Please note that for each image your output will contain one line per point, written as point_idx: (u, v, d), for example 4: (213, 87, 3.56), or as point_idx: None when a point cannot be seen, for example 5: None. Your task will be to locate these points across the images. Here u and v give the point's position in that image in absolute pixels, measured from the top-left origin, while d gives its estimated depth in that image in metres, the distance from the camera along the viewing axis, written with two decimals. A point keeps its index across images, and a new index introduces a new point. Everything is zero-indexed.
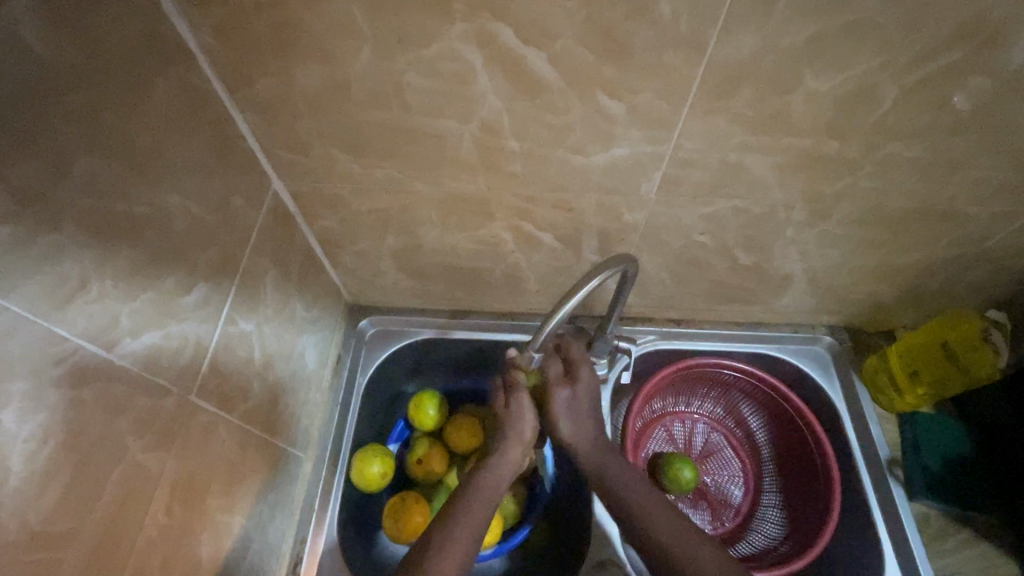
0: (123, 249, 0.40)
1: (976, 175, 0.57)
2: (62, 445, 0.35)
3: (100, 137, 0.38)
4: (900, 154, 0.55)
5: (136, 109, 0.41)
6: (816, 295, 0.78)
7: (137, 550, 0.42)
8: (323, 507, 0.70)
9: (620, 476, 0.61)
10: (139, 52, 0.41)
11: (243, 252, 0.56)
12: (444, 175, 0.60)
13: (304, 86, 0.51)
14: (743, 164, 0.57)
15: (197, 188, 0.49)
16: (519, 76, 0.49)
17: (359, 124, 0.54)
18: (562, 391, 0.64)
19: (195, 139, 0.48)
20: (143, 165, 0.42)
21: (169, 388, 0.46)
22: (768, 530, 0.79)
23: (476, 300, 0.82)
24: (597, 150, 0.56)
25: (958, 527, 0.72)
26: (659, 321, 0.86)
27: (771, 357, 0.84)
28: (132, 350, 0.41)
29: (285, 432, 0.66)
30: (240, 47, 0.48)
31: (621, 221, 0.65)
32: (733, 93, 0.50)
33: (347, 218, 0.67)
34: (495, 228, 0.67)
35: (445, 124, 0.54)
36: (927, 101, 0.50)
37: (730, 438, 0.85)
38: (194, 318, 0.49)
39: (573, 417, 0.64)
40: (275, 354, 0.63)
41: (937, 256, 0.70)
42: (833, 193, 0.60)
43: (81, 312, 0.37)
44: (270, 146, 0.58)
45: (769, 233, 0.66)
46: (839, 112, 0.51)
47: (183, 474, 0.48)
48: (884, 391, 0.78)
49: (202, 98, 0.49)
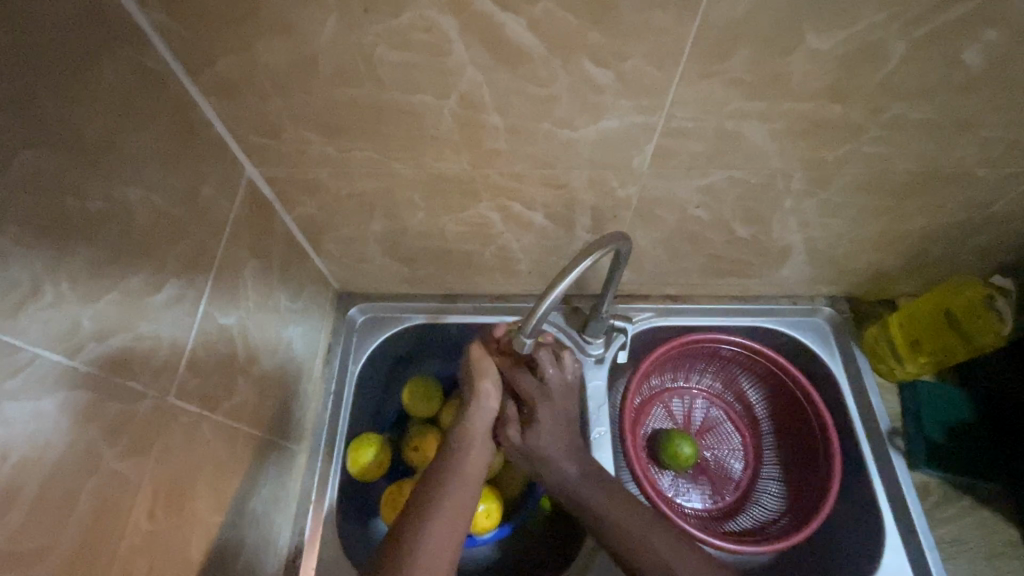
0: (79, 249, 0.38)
1: (983, 135, 0.55)
2: (23, 460, 0.33)
3: (41, 130, 0.35)
4: (905, 116, 0.52)
5: (84, 96, 0.38)
6: (816, 266, 0.76)
7: (121, 558, 0.41)
8: (319, 498, 0.69)
9: (600, 501, 0.62)
10: (80, 33, 0.38)
11: (216, 245, 0.53)
12: (426, 155, 0.57)
13: (268, 64, 0.47)
14: (740, 132, 0.54)
15: (160, 179, 0.46)
16: (497, 45, 0.45)
17: (331, 104, 0.51)
18: (512, 431, 0.66)
19: (153, 126, 0.45)
20: (96, 159, 0.39)
21: (145, 391, 0.44)
22: (769, 503, 0.78)
23: (468, 283, 0.80)
24: (585, 123, 0.53)
25: (959, 495, 0.72)
26: (655, 297, 0.83)
27: (770, 330, 0.83)
28: (100, 354, 0.39)
29: (275, 426, 0.65)
30: (195, 24, 0.44)
31: (613, 197, 0.62)
32: (728, 55, 0.46)
33: (327, 205, 0.64)
34: (482, 209, 0.64)
35: (422, 100, 0.51)
36: (936, 58, 0.47)
37: (729, 412, 0.84)
38: (166, 317, 0.46)
39: (537, 434, 0.66)
40: (260, 348, 0.61)
41: (940, 222, 0.67)
42: (834, 159, 0.57)
43: (36, 319, 0.35)
44: (238, 130, 0.54)
45: (767, 203, 0.64)
46: (841, 72, 0.48)
47: (166, 479, 0.46)
48: (885, 359, 0.77)
49: (158, 83, 0.46)
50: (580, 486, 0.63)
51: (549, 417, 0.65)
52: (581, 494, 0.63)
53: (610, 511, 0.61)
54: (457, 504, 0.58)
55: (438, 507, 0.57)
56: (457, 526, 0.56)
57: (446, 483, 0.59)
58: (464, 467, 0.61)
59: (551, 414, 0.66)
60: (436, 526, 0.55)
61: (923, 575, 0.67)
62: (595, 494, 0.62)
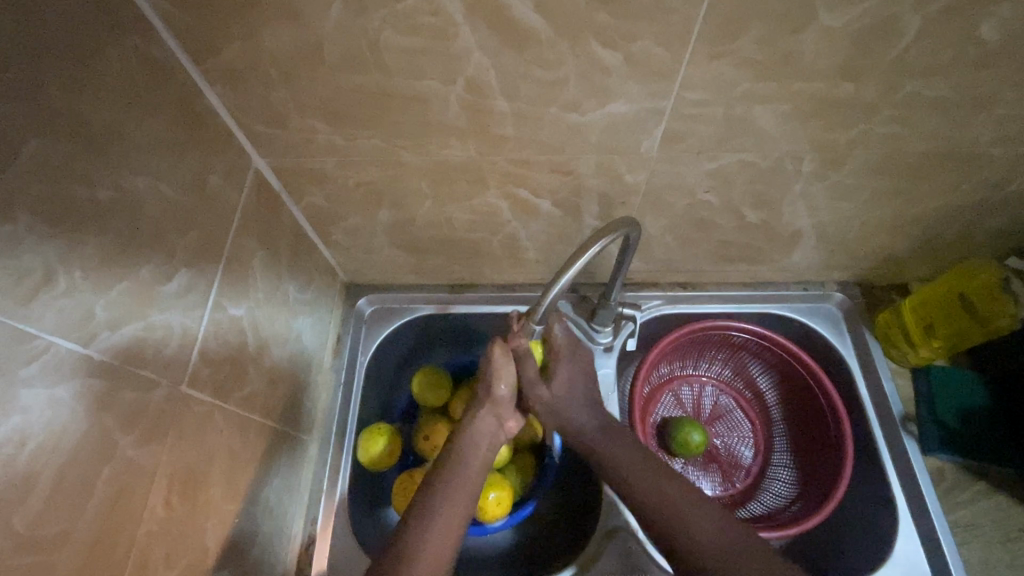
0: (90, 238, 0.38)
1: (1000, 113, 0.54)
2: (40, 447, 0.34)
3: (50, 119, 0.35)
4: (919, 94, 0.51)
5: (89, 84, 0.38)
6: (828, 250, 0.75)
7: (138, 544, 0.42)
8: (331, 487, 0.69)
9: (623, 467, 0.62)
10: (86, 22, 0.38)
11: (225, 235, 0.54)
12: (432, 143, 0.56)
13: (273, 52, 0.47)
14: (750, 114, 0.53)
15: (168, 168, 0.46)
16: (504, 28, 0.45)
17: (336, 91, 0.51)
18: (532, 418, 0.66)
19: (160, 115, 0.45)
20: (105, 149, 0.39)
21: (158, 380, 0.44)
22: (780, 490, 0.78)
23: (475, 273, 0.79)
24: (593, 107, 0.52)
25: (973, 479, 0.71)
26: (664, 285, 0.83)
27: (780, 316, 0.82)
28: (113, 343, 0.40)
29: (287, 416, 0.65)
30: (199, 11, 0.44)
31: (621, 183, 0.62)
32: (738, 35, 0.46)
33: (334, 194, 0.64)
34: (489, 197, 0.64)
35: (427, 86, 0.50)
36: (953, 33, 0.46)
37: (739, 400, 0.84)
38: (177, 307, 0.46)
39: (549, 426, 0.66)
40: (270, 338, 0.62)
41: (955, 203, 0.66)
42: (847, 141, 0.56)
43: (50, 307, 0.35)
44: (244, 120, 0.54)
45: (778, 187, 0.63)
46: (854, 51, 0.47)
47: (180, 467, 0.46)
48: (897, 345, 0.76)
49: (164, 71, 0.46)
50: (606, 449, 0.64)
51: (568, 372, 0.67)
52: (606, 457, 0.63)
53: (634, 473, 0.61)
54: (470, 473, 0.60)
55: (446, 496, 0.58)
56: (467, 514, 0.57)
57: (454, 472, 0.60)
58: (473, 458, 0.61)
59: (569, 370, 0.67)
60: (447, 494, 0.58)
61: (936, 558, 0.66)
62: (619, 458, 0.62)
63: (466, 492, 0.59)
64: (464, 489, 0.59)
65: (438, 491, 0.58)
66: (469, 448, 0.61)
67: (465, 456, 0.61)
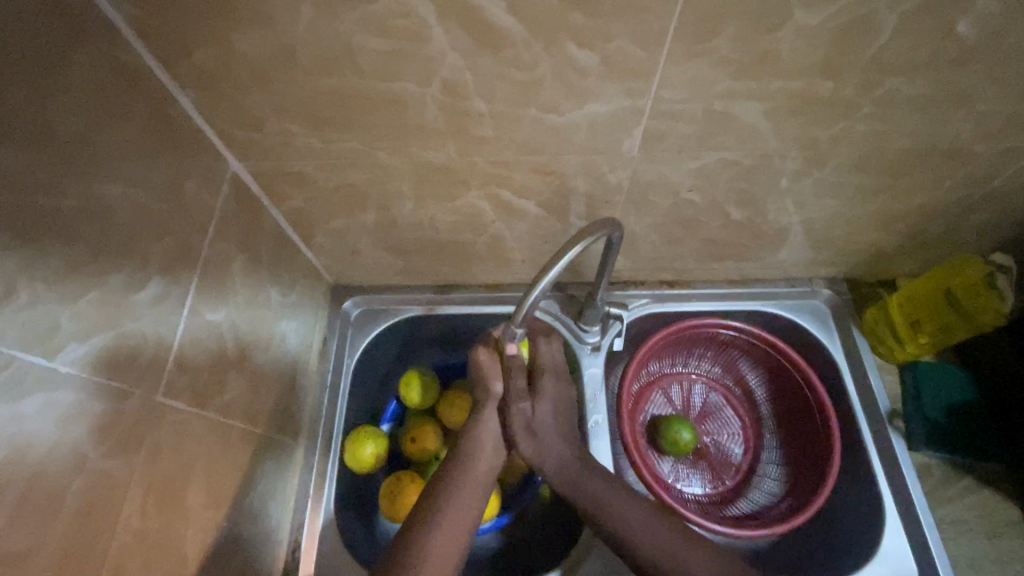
0: (54, 249, 0.37)
1: (981, 108, 0.53)
2: (7, 462, 0.33)
3: (14, 126, 0.35)
4: (899, 91, 0.51)
5: (53, 92, 0.37)
6: (815, 247, 0.75)
7: (113, 554, 0.41)
8: (317, 492, 0.69)
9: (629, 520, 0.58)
10: (44, 28, 0.37)
11: (201, 241, 0.53)
12: (411, 144, 0.56)
13: (245, 55, 0.47)
14: (731, 112, 0.53)
15: (140, 175, 0.45)
16: (477, 28, 0.44)
17: (311, 94, 0.50)
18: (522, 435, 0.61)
19: (128, 120, 0.44)
20: (73, 156, 0.39)
21: (131, 391, 0.44)
22: (769, 487, 0.78)
23: (463, 274, 0.79)
24: (572, 108, 0.52)
25: (959, 476, 0.71)
26: (651, 283, 0.83)
27: (769, 314, 0.82)
28: (80, 355, 0.39)
29: (271, 422, 0.65)
30: (165, 13, 0.43)
31: (605, 182, 0.61)
32: (715, 33, 0.45)
33: (314, 197, 0.64)
34: (471, 198, 0.63)
35: (403, 87, 0.49)
36: (931, 28, 0.45)
37: (729, 397, 0.83)
38: (151, 314, 0.46)
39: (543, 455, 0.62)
40: (252, 343, 0.61)
41: (940, 200, 0.66)
42: (829, 138, 0.56)
43: (12, 321, 0.34)
44: (218, 124, 0.54)
45: (762, 184, 0.62)
46: (833, 47, 0.47)
47: (157, 475, 0.46)
48: (884, 341, 0.77)
49: (132, 76, 0.45)
50: (614, 502, 0.60)
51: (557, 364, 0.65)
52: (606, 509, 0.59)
53: (646, 533, 0.58)
54: (468, 487, 0.59)
55: (440, 513, 0.56)
56: (461, 531, 0.55)
57: (449, 487, 0.58)
58: (469, 475, 0.59)
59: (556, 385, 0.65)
60: (443, 511, 0.56)
61: (923, 553, 0.67)
62: (628, 513, 0.59)
63: (463, 509, 0.57)
64: (458, 508, 0.56)
65: (433, 508, 0.56)
66: (467, 463, 0.60)
67: (461, 471, 0.59)
